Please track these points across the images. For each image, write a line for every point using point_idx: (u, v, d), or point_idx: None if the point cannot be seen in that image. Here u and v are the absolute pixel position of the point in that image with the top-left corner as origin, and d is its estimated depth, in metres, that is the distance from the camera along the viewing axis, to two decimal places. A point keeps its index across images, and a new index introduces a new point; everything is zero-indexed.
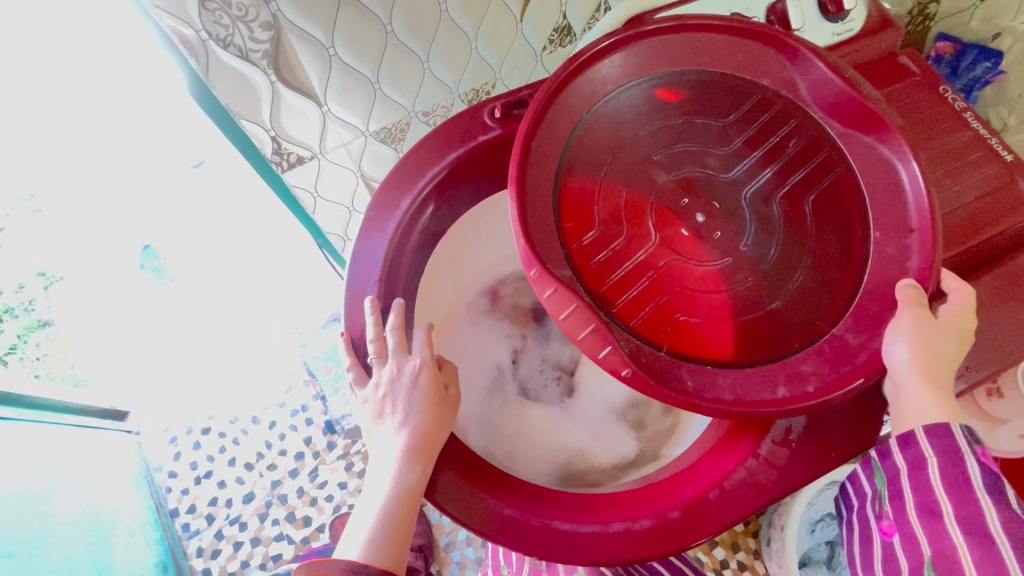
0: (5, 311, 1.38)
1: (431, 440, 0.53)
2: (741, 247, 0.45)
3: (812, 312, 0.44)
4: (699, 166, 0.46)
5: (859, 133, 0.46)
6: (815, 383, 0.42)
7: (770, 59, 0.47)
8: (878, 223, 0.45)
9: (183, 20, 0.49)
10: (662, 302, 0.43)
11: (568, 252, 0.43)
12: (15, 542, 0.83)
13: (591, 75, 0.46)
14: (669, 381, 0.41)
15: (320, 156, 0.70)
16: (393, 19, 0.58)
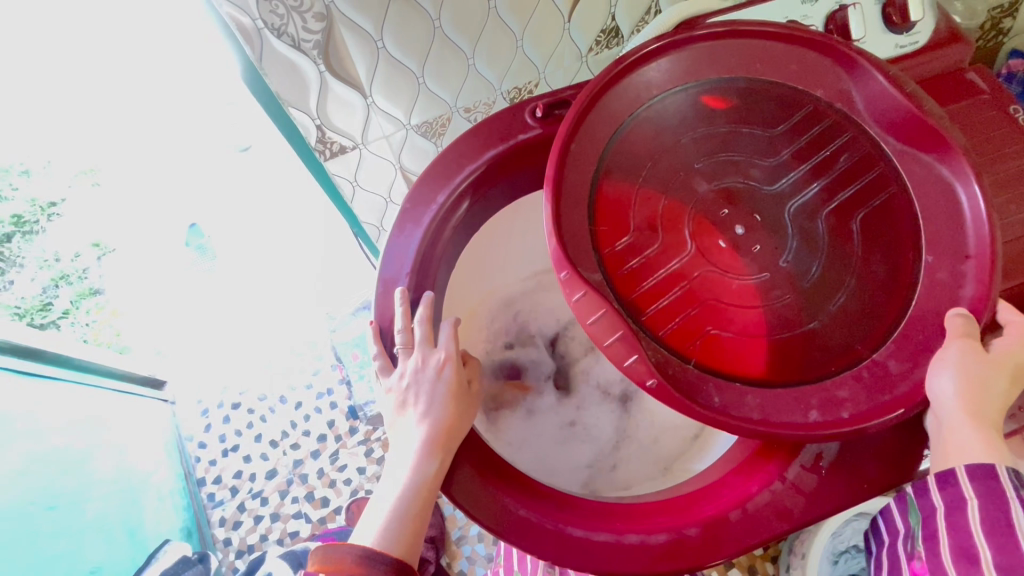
0: (62, 277, 1.45)
1: (451, 433, 0.54)
2: (780, 262, 0.44)
3: (851, 335, 0.43)
4: (742, 176, 0.45)
5: (919, 150, 0.43)
6: (850, 410, 0.41)
7: (826, 68, 0.45)
8: (930, 247, 0.43)
9: (241, 8, 0.50)
10: (693, 314, 0.42)
11: (599, 256, 0.43)
12: (57, 495, 0.89)
13: (637, 77, 0.45)
14: (695, 394, 0.40)
15: (362, 146, 0.72)
16: (442, 14, 0.59)
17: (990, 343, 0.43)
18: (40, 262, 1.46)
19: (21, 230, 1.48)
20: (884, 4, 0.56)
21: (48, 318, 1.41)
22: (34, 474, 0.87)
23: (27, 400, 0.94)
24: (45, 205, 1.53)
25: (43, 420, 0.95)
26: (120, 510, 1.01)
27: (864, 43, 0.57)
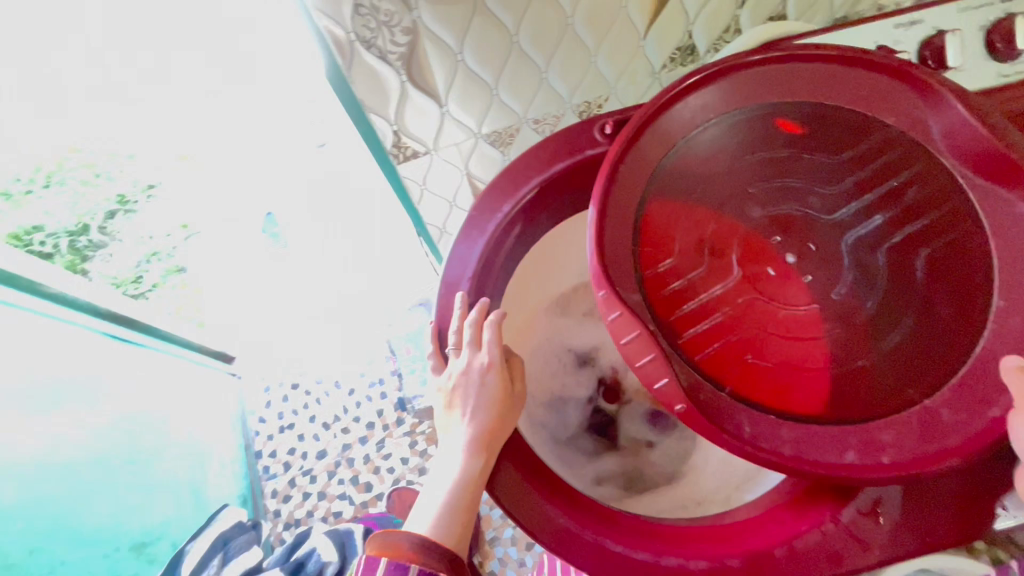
0: (154, 254, 1.63)
1: (497, 435, 0.56)
2: (832, 293, 0.42)
3: (903, 376, 0.40)
4: (800, 204, 0.45)
5: (1003, 188, 0.40)
6: (893, 455, 0.37)
7: (899, 95, 0.43)
8: (1005, 290, 0.39)
9: (336, 20, 0.52)
10: (728, 342, 0.41)
11: (641, 277, 0.42)
12: (137, 451, 0.99)
13: (696, 97, 0.45)
14: (726, 422, 0.38)
15: (433, 152, 0.75)
16: (521, 29, 0.61)
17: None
18: (138, 239, 1.65)
19: (124, 207, 1.66)
20: (987, 32, 0.53)
21: (140, 289, 1.60)
22: (120, 430, 0.97)
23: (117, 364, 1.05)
24: (145, 186, 1.68)
25: (130, 384, 1.05)
26: (188, 472, 1.10)
27: (962, 71, 0.53)
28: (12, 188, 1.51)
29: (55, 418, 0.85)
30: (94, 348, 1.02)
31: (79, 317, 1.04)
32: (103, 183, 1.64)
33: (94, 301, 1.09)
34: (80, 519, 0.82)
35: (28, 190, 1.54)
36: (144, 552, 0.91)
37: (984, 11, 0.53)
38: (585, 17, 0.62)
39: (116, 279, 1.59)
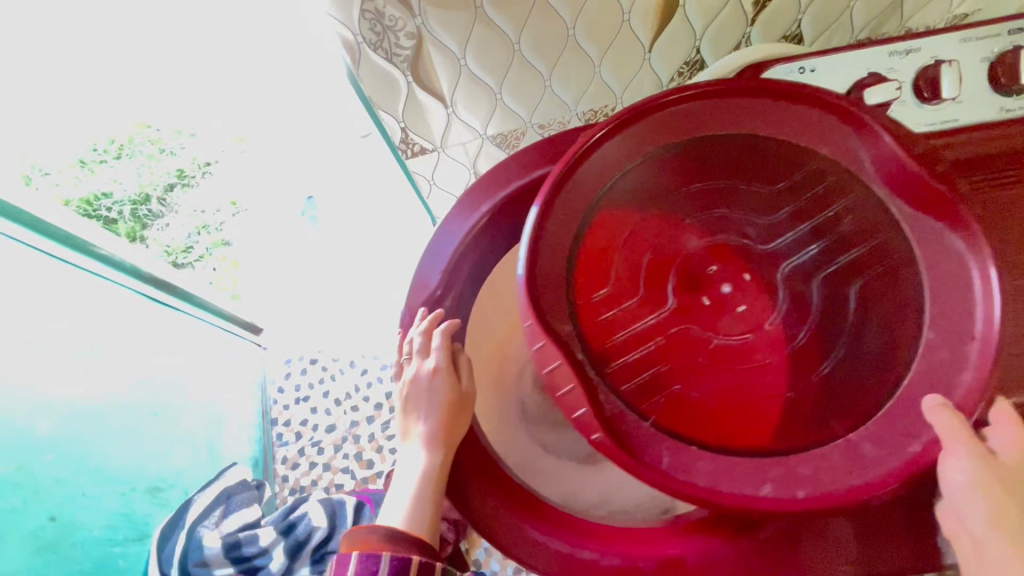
0: (204, 227, 1.71)
1: (452, 431, 0.60)
2: (764, 322, 0.43)
3: (823, 407, 0.41)
4: (736, 233, 0.45)
5: (927, 217, 0.41)
6: (808, 489, 0.38)
7: (834, 126, 0.44)
8: (933, 322, 0.40)
9: (346, 25, 0.57)
10: (660, 372, 0.42)
11: (574, 308, 0.43)
12: (162, 406, 1.07)
13: (635, 130, 0.45)
14: (642, 452, 0.39)
15: (440, 150, 0.79)
16: (522, 38, 0.63)
17: (987, 441, 0.40)
18: (191, 212, 1.72)
19: (182, 181, 1.74)
20: (991, 63, 0.51)
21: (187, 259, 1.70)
22: (149, 383, 1.06)
23: (156, 325, 1.14)
24: (202, 162, 1.75)
25: (164, 343, 1.14)
26: (207, 429, 1.18)
27: (959, 103, 0.52)
28: (88, 157, 1.72)
29: (92, 366, 0.94)
30: (137, 308, 1.10)
31: (118, 276, 1.10)
32: (165, 158, 1.75)
33: (136, 263, 1.16)
34: (103, 459, 0.91)
35: (102, 159, 1.73)
36: (159, 496, 1.00)
37: (993, 41, 0.51)
38: (587, 29, 0.64)
39: (169, 248, 1.70)
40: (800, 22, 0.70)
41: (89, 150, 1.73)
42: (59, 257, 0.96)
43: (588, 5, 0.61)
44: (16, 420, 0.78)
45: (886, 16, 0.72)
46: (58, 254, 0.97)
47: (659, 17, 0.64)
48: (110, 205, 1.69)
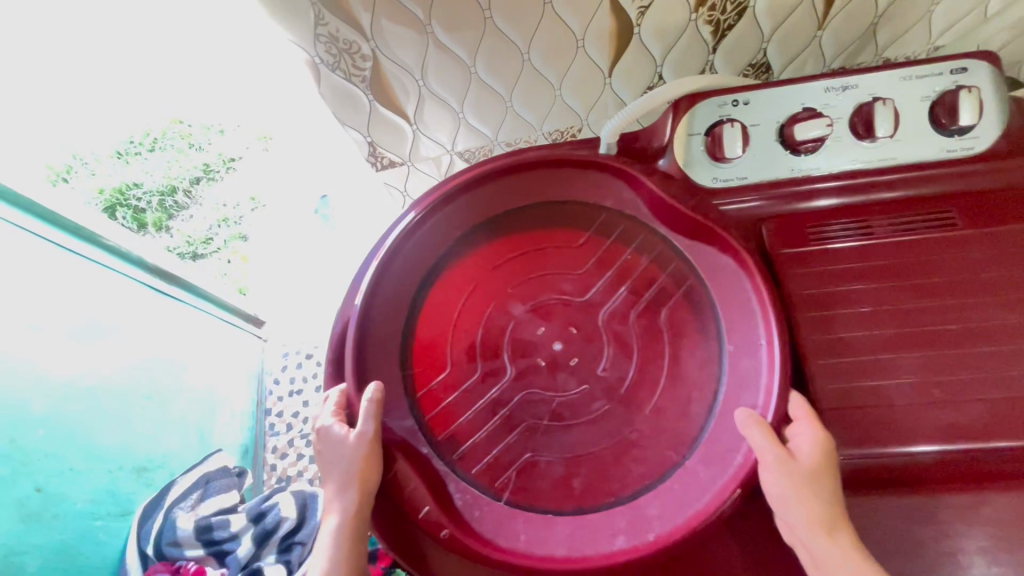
0: (224, 220, 1.72)
1: (354, 486, 0.46)
2: (598, 370, 0.48)
3: (623, 453, 0.46)
4: (556, 293, 0.51)
5: (700, 244, 0.50)
6: (656, 530, 0.44)
7: (607, 181, 0.53)
8: (729, 337, 0.48)
9: (302, 48, 0.60)
10: (512, 442, 0.47)
11: (414, 399, 0.49)
12: (155, 391, 1.13)
13: (443, 229, 0.53)
14: (500, 537, 0.45)
15: (409, 163, 0.84)
16: (478, 62, 0.66)
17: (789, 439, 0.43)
18: (214, 204, 1.71)
19: (208, 176, 1.70)
20: (931, 103, 0.51)
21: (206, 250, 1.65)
22: (145, 368, 1.12)
23: (158, 314, 1.20)
24: (227, 158, 1.74)
25: (165, 331, 1.20)
26: (199, 415, 1.24)
27: (898, 142, 0.51)
28: (123, 149, 1.54)
29: (90, 349, 1.00)
30: (141, 298, 1.17)
31: (125, 268, 1.16)
32: (195, 153, 1.69)
33: (144, 256, 1.21)
34: (92, 439, 0.97)
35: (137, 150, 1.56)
36: (145, 475, 1.06)
37: (933, 80, 0.51)
38: (542, 54, 0.66)
39: (191, 239, 1.63)
40: (765, 50, 0.70)
41: (123, 140, 1.55)
42: (69, 249, 1.03)
43: (539, 32, 0.62)
44: (12, 396, 0.85)
45: (859, 45, 0.71)
46: (68, 246, 1.03)
47: (615, 44, 0.65)
48: (139, 195, 1.55)
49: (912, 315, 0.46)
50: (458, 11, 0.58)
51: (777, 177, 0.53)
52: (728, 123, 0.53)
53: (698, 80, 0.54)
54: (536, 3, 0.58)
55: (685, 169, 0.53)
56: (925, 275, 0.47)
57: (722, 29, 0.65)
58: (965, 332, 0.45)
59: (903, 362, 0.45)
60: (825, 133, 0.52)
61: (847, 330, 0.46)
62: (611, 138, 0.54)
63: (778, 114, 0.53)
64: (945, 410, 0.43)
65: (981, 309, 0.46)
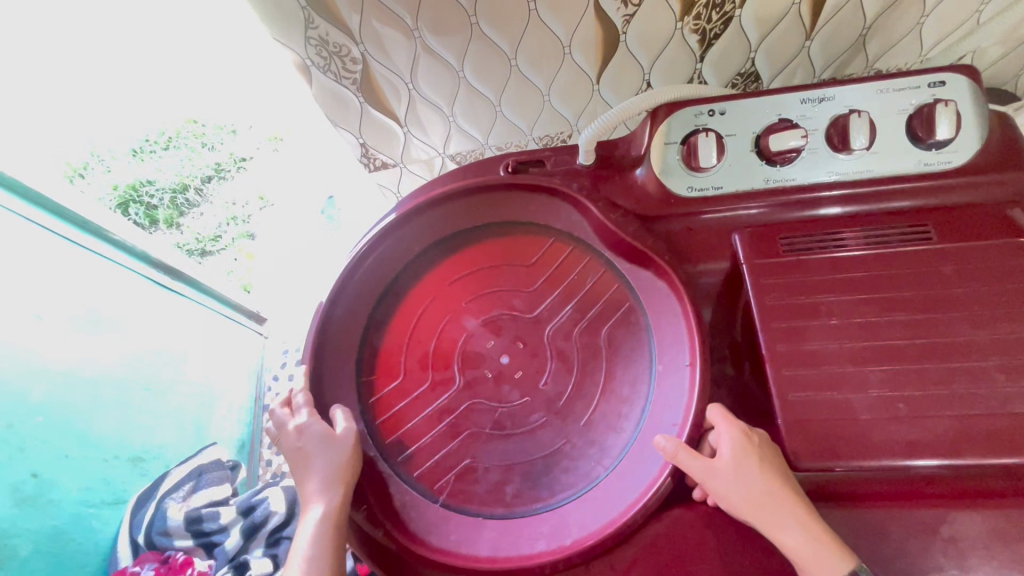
0: (233, 219, 1.70)
1: (340, 481, 0.49)
2: (540, 384, 0.51)
3: (554, 464, 0.50)
4: (506, 307, 0.54)
5: (640, 267, 0.53)
6: (574, 536, 0.46)
7: (556, 206, 0.55)
8: (661, 357, 0.51)
9: (294, 50, 0.62)
10: (454, 448, 0.51)
11: (368, 404, 0.53)
12: (154, 382, 1.15)
13: (401, 247, 0.55)
14: (430, 535, 0.48)
15: (401, 165, 0.86)
16: (465, 67, 0.67)
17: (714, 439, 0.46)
18: (224, 203, 1.69)
19: (219, 175, 1.67)
20: (908, 116, 0.51)
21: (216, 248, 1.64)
22: (145, 360, 1.14)
23: (161, 308, 1.23)
24: (239, 158, 1.72)
25: (166, 325, 1.22)
26: (197, 408, 1.26)
27: (874, 155, 0.51)
28: (139, 146, 1.51)
29: (91, 340, 1.02)
30: (144, 292, 1.19)
31: (131, 262, 1.19)
32: (207, 152, 1.66)
33: (149, 251, 1.23)
34: (88, 426, 0.99)
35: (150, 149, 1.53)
36: (140, 465, 1.08)
37: (911, 94, 0.51)
38: (528, 60, 0.67)
39: (200, 237, 1.60)
40: (753, 60, 0.70)
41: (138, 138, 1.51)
42: (75, 243, 1.06)
43: (525, 39, 0.63)
44: (13, 383, 0.88)
45: (849, 56, 0.71)
46: (75, 239, 1.06)
47: (601, 52, 0.66)
48: (151, 192, 1.50)
49: (876, 328, 0.46)
50: (444, 17, 0.59)
51: (752, 188, 0.53)
52: (703, 133, 0.54)
53: (675, 91, 0.54)
54: (521, 10, 0.59)
55: (661, 178, 0.54)
56: (891, 288, 0.47)
57: (709, 38, 0.65)
58: (932, 345, 0.45)
59: (869, 373, 0.45)
60: (801, 145, 0.52)
61: (814, 340, 0.47)
62: (588, 146, 0.55)
63: (755, 125, 0.53)
64: (908, 423, 0.43)
65: (949, 322, 0.45)
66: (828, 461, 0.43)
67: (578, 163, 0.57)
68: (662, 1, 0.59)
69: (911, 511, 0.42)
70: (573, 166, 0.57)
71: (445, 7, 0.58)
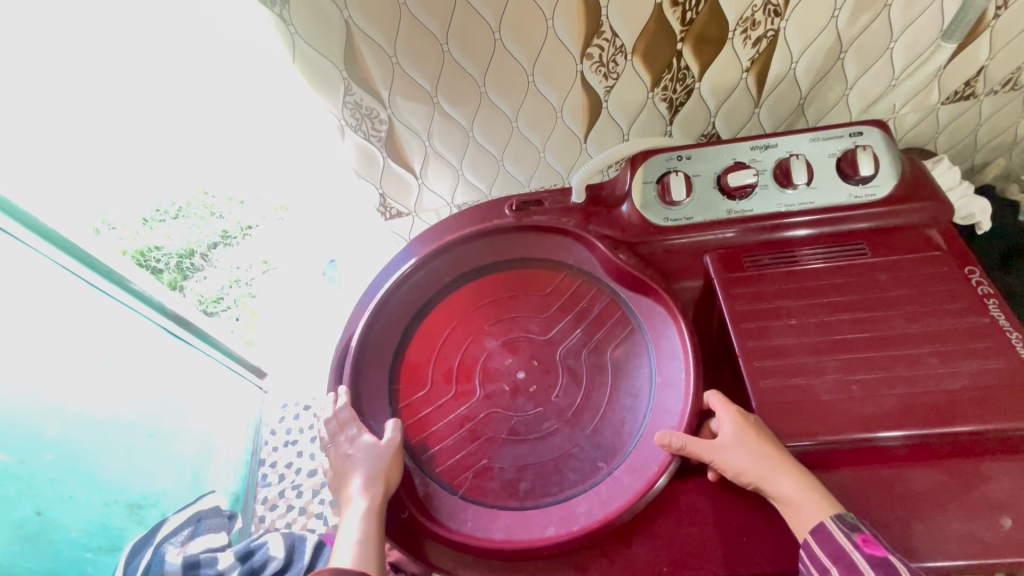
0: (236, 281, 1.72)
1: (380, 479, 0.54)
2: (552, 397, 0.57)
3: (563, 465, 0.54)
4: (523, 330, 0.61)
5: (641, 295, 0.61)
6: (582, 522, 0.51)
7: (570, 245, 0.65)
8: (659, 372, 0.57)
9: (333, 113, 0.73)
10: (472, 449, 0.56)
11: (397, 410, 0.59)
12: (156, 427, 1.06)
13: (431, 277, 0.64)
14: (450, 521, 0.53)
15: (414, 214, 0.97)
16: (475, 127, 0.79)
17: (721, 421, 0.52)
18: (229, 268, 1.74)
19: (224, 242, 1.78)
20: (837, 158, 0.63)
21: (216, 309, 1.68)
22: (151, 404, 1.06)
23: (164, 356, 1.14)
24: (245, 226, 1.80)
25: (176, 374, 1.16)
26: (196, 458, 1.14)
27: (814, 189, 0.63)
28: (150, 217, 1.77)
29: (103, 384, 0.96)
30: (155, 341, 1.13)
31: (142, 308, 1.13)
32: (215, 220, 1.82)
33: (165, 301, 1.18)
34: (91, 468, 0.91)
35: (162, 219, 1.78)
36: (137, 513, 0.97)
37: (838, 141, 0.64)
38: (527, 122, 0.80)
39: (202, 298, 1.69)
40: (714, 123, 0.84)
41: (151, 210, 1.78)
42: (96, 286, 1.02)
43: (524, 106, 0.77)
44: (25, 420, 0.81)
45: (792, 120, 0.85)
46: (82, 275, 1.00)
47: (587, 116, 0.79)
48: (159, 257, 1.71)
49: (829, 326, 0.55)
50: (459, 87, 0.72)
51: (719, 218, 0.63)
52: (676, 173, 0.65)
53: (648, 144, 0.67)
54: (522, 83, 0.73)
55: (643, 212, 0.64)
56: (841, 294, 0.57)
57: (676, 105, 0.79)
58: (875, 338, 0.53)
59: (826, 362, 0.53)
60: (754, 181, 0.63)
61: (778, 338, 0.54)
62: (581, 186, 0.65)
63: (716, 168, 0.65)
64: (863, 401, 0.50)
65: (889, 320, 0.54)
66: (794, 433, 0.50)
67: (572, 201, 0.67)
68: (635, 75, 0.73)
69: (860, 473, 0.49)
70: (568, 203, 0.68)
71: (460, 78, 0.71)
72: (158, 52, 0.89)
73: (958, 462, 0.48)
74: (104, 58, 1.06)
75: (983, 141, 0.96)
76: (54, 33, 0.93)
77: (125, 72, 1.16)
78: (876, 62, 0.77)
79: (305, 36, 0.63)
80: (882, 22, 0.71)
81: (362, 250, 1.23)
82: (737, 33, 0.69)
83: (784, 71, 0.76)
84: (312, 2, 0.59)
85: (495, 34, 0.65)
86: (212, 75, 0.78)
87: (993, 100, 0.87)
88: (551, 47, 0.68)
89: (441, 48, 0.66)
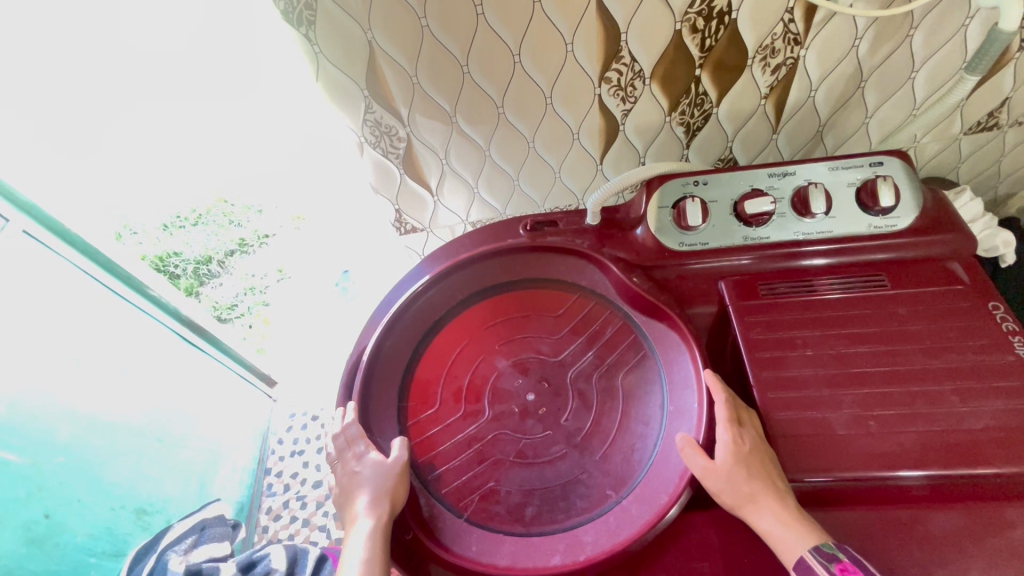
0: (251, 289, 1.74)
1: (389, 496, 0.53)
2: (561, 420, 0.56)
3: (571, 491, 0.54)
4: (534, 351, 0.61)
5: (655, 319, 0.60)
6: (588, 553, 0.50)
7: (584, 267, 0.64)
8: (671, 399, 0.56)
9: (352, 129, 0.75)
10: (479, 471, 0.55)
11: (405, 428, 0.59)
12: (167, 432, 1.07)
13: (443, 295, 0.64)
14: (454, 545, 0.52)
15: (428, 230, 0.98)
16: (491, 146, 0.80)
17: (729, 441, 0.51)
18: (244, 275, 1.76)
19: (241, 249, 1.80)
20: (856, 188, 0.63)
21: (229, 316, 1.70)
22: (163, 410, 1.07)
23: (178, 363, 1.15)
24: (262, 235, 1.82)
25: (189, 382, 1.16)
26: (204, 465, 1.14)
27: (832, 218, 0.62)
28: (171, 223, 1.81)
29: (118, 389, 0.97)
30: (170, 348, 1.14)
31: (161, 316, 1.14)
32: (233, 228, 1.85)
33: (182, 308, 1.19)
34: (102, 472, 0.91)
35: (182, 226, 1.81)
36: (143, 518, 0.97)
37: (857, 171, 0.63)
38: (544, 143, 0.80)
39: (217, 304, 1.72)
40: (731, 148, 0.84)
41: (171, 217, 1.82)
42: (120, 294, 1.04)
43: (541, 127, 0.77)
44: (40, 421, 0.82)
45: (811, 146, 0.85)
46: (106, 281, 1.02)
47: (604, 138, 0.80)
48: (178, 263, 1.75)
49: (847, 359, 0.54)
50: (478, 108, 0.73)
51: (734, 244, 0.63)
52: (692, 199, 0.64)
53: (664, 167, 0.67)
54: (540, 104, 0.73)
55: (657, 235, 0.64)
56: (860, 326, 0.56)
57: (693, 130, 0.79)
58: (894, 372, 0.52)
59: (843, 396, 0.51)
60: (772, 209, 0.62)
61: (792, 368, 0.54)
62: (596, 208, 0.65)
63: (732, 195, 0.64)
64: (881, 437, 0.49)
65: (909, 354, 0.53)
66: (808, 468, 0.49)
67: (587, 223, 0.67)
68: (653, 99, 0.73)
69: (877, 513, 0.47)
70: (582, 225, 0.68)
71: (478, 100, 0.72)
72: (185, 64, 0.91)
73: (980, 506, 0.46)
74: (133, 67, 1.09)
75: (1005, 172, 0.95)
76: (98, 48, 0.97)
77: (155, 82, 1.20)
78: (897, 92, 0.76)
79: (330, 55, 0.64)
80: (903, 54, 0.71)
81: (375, 263, 1.24)
82: (756, 61, 0.69)
83: (803, 99, 0.76)
84: (338, 23, 0.61)
85: (515, 57, 0.66)
86: (237, 90, 0.79)
87: (1018, 132, 0.85)
88: (570, 71, 0.69)
89: (462, 70, 0.67)
